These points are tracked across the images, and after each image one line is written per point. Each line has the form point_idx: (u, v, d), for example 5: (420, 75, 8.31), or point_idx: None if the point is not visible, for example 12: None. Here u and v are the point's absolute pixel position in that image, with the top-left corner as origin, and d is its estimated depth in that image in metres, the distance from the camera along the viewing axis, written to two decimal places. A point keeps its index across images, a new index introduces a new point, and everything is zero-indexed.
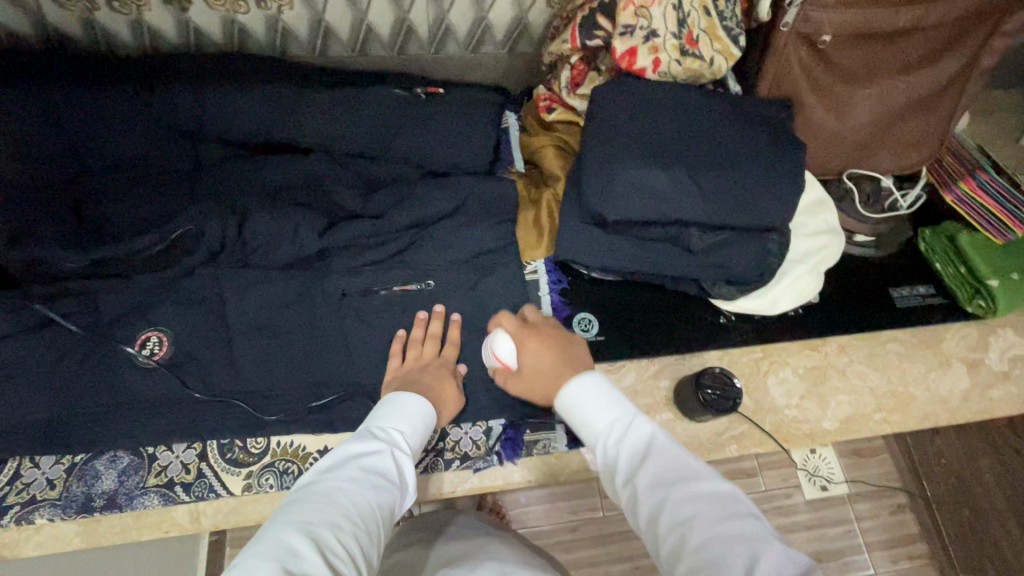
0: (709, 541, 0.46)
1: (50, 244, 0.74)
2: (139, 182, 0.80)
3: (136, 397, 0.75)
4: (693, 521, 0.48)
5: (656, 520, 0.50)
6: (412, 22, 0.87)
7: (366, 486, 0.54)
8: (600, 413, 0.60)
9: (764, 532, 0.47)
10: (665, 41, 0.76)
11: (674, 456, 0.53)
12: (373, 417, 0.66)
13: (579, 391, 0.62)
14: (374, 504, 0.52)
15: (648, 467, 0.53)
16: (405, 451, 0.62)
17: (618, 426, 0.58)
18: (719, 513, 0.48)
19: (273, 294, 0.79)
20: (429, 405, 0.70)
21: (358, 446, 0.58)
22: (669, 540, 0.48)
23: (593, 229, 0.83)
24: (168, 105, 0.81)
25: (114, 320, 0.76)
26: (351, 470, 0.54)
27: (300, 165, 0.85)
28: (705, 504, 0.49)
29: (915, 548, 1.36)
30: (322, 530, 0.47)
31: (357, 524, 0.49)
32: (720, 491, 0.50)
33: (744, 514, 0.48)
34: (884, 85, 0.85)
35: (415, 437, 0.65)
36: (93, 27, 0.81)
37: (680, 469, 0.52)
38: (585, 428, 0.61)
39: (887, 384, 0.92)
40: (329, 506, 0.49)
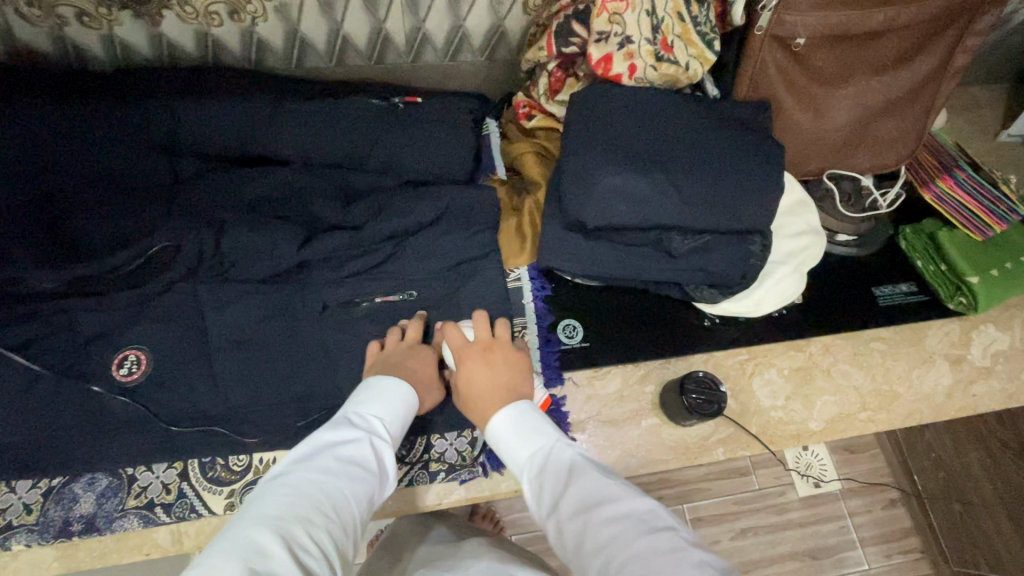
0: (629, 560, 0.47)
1: (24, 263, 0.73)
2: (111, 197, 0.78)
3: (114, 418, 0.73)
4: (614, 541, 0.49)
5: (580, 547, 0.51)
6: (389, 32, 0.87)
7: (339, 476, 0.56)
8: (523, 444, 0.62)
9: (684, 541, 0.49)
10: (640, 47, 0.77)
11: (591, 479, 0.55)
12: (355, 402, 0.67)
13: (504, 423, 0.64)
14: (347, 494, 0.55)
15: (568, 493, 0.54)
16: (382, 437, 0.64)
17: (536, 458, 0.60)
18: (640, 530, 0.49)
19: (254, 310, 0.78)
20: (411, 387, 0.71)
21: (333, 437, 0.60)
22: (593, 564, 0.49)
23: (574, 235, 0.82)
24: (142, 120, 0.80)
25: (89, 339, 0.74)
26: (324, 461, 0.57)
27: (277, 178, 0.84)
28: (625, 523, 0.50)
29: (907, 542, 1.40)
30: (292, 524, 0.50)
31: (327, 516, 0.52)
32: (640, 508, 0.52)
33: (662, 527, 0.50)
34: (860, 85, 0.86)
35: (394, 420, 0.67)
36: (64, 42, 0.80)
37: (597, 489, 0.54)
38: (510, 462, 0.63)
39: (872, 383, 0.92)
40: (299, 501, 0.52)
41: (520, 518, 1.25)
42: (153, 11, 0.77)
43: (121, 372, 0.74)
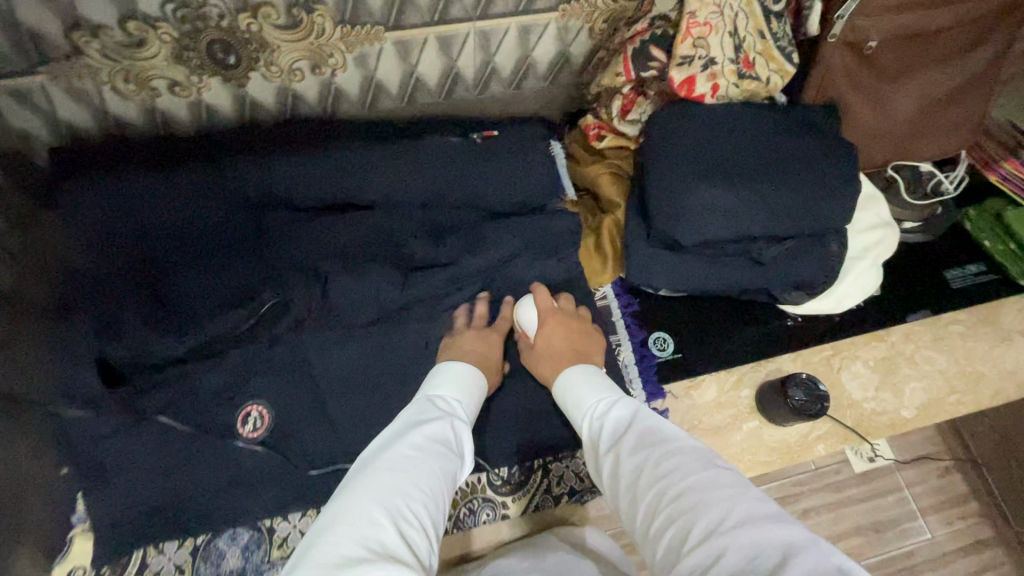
0: (684, 491, 0.52)
1: (137, 334, 0.73)
2: (212, 257, 0.80)
3: (248, 472, 0.76)
4: (671, 475, 0.53)
5: (637, 477, 0.56)
6: (460, 68, 0.88)
7: (428, 455, 0.62)
8: (586, 393, 0.67)
9: (745, 482, 0.52)
10: (723, 67, 0.78)
11: (654, 426, 0.59)
12: (430, 384, 0.72)
13: (570, 379, 0.70)
14: (435, 471, 0.60)
15: (632, 432, 0.59)
16: (462, 419, 0.69)
17: (606, 405, 0.65)
18: (697, 466, 0.54)
19: (365, 353, 0.82)
20: (481, 375, 0.75)
21: (419, 416, 0.66)
22: (648, 495, 0.54)
23: (665, 252, 0.84)
24: (237, 180, 0.82)
25: (214, 400, 0.77)
26: (413, 440, 0.62)
27: (367, 222, 0.84)
28: (684, 460, 0.54)
29: (966, 506, 1.44)
30: (395, 499, 0.55)
31: (424, 495, 0.58)
32: (698, 450, 0.56)
33: (721, 469, 0.53)
34: (924, 79, 0.87)
35: (469, 402, 0.72)
36: (153, 112, 0.81)
37: (659, 432, 0.58)
38: (575, 408, 0.68)
39: (956, 365, 0.94)
40: (399, 476, 0.58)
41: None
42: (239, 74, 0.78)
43: (247, 428, 0.77)
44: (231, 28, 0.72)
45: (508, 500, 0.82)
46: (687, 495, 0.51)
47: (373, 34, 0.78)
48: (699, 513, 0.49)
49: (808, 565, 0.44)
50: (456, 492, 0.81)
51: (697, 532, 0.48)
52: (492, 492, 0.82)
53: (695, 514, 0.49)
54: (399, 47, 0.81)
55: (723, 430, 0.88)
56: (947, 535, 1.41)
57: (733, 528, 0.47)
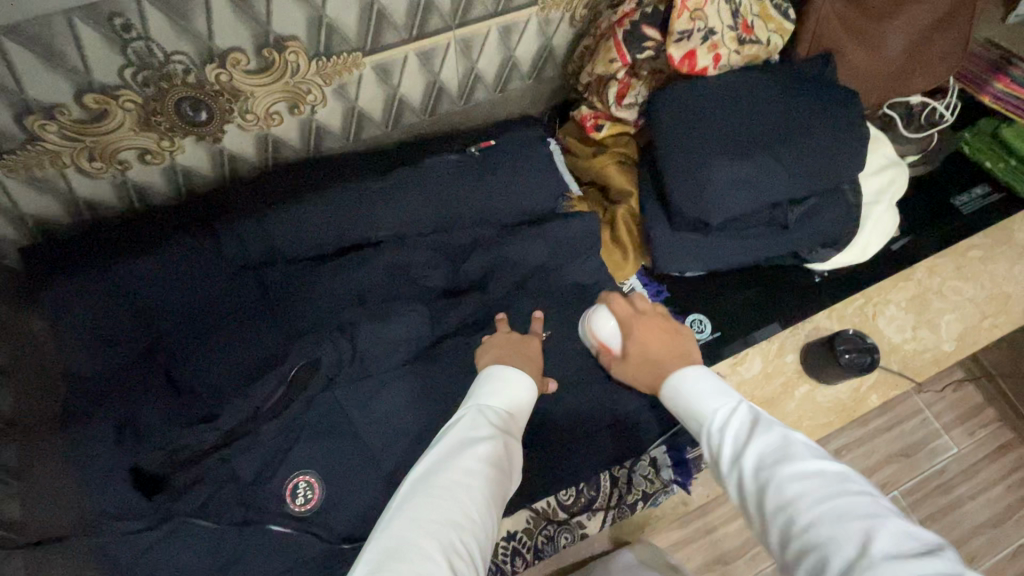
0: (818, 522, 0.49)
1: (161, 429, 0.68)
2: (220, 328, 0.75)
3: (308, 549, 0.71)
4: (799, 500, 0.51)
5: (762, 502, 0.53)
6: (443, 81, 0.83)
7: (478, 480, 0.58)
8: (704, 397, 0.64)
9: (882, 508, 0.50)
10: (723, 36, 0.76)
11: (780, 441, 0.56)
12: (480, 390, 0.67)
13: (684, 384, 0.66)
14: (485, 498, 0.58)
15: (754, 451, 0.56)
16: (514, 435, 0.65)
17: (722, 413, 0.62)
18: (833, 488, 0.51)
19: (405, 396, 0.77)
20: (531, 379, 0.70)
21: (471, 434, 0.62)
22: (776, 520, 0.51)
23: (690, 234, 0.82)
24: (237, 242, 0.78)
25: (256, 481, 0.71)
26: (465, 462, 0.58)
27: (378, 261, 0.80)
28: (814, 483, 0.52)
29: (986, 416, 1.48)
30: (449, 533, 0.54)
31: (472, 523, 0.55)
32: (833, 472, 0.53)
33: (857, 491, 0.51)
34: (909, 13, 0.88)
35: (520, 413, 0.67)
36: (125, 186, 0.74)
37: (786, 448, 0.55)
38: (686, 414, 0.65)
39: (983, 291, 0.95)
40: (448, 503, 0.55)
41: None
42: (214, 130, 0.72)
43: (297, 502, 0.72)
44: (199, 82, 0.66)
45: (584, 517, 0.81)
46: (815, 527, 0.49)
47: (352, 62, 0.73)
48: (837, 546, 0.47)
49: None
50: (530, 520, 0.79)
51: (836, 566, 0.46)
52: (565, 514, 0.80)
53: (829, 546, 0.47)
54: (379, 71, 0.76)
55: (778, 400, 0.86)
56: (975, 448, 1.45)
57: (878, 559, 0.45)
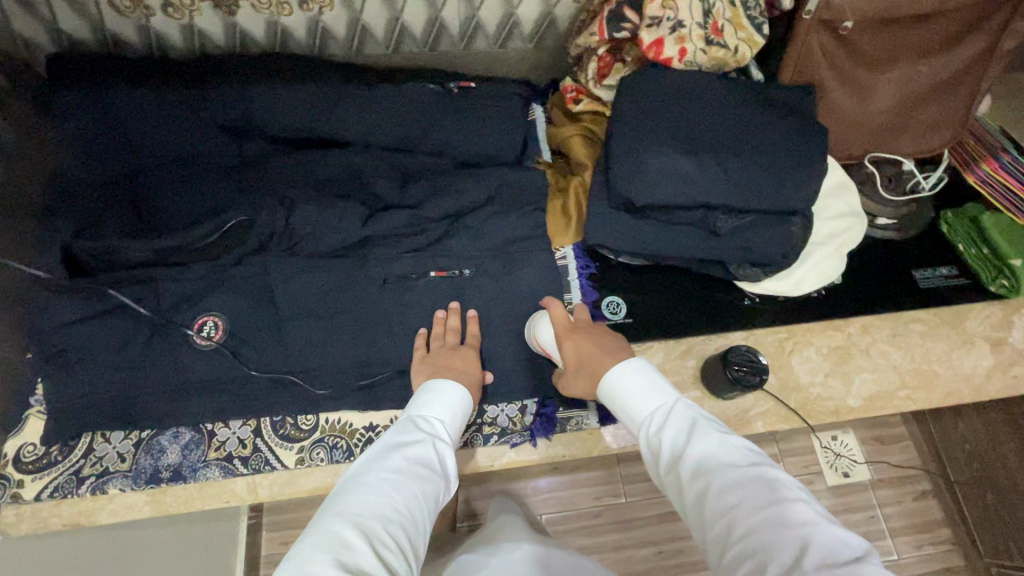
0: (753, 528, 0.50)
1: (114, 235, 0.79)
2: (190, 174, 0.85)
3: (194, 377, 0.80)
4: (737, 508, 0.52)
5: (701, 506, 0.54)
6: (445, 19, 0.91)
7: (411, 477, 0.59)
8: (644, 399, 0.65)
9: (815, 512, 0.51)
10: (691, 31, 0.81)
11: (715, 446, 0.57)
12: (414, 405, 0.71)
13: (621, 381, 0.67)
14: (417, 494, 0.58)
15: (690, 456, 0.57)
16: (445, 440, 0.67)
17: (659, 416, 0.63)
18: (764, 496, 0.52)
19: (322, 280, 0.84)
20: (468, 393, 0.75)
21: (403, 438, 0.64)
22: (715, 525, 0.52)
23: (621, 214, 0.86)
24: (218, 102, 0.87)
25: (172, 307, 0.81)
26: (396, 461, 0.60)
27: (340, 159, 0.89)
28: (747, 491, 0.53)
29: None
30: (370, 521, 0.53)
31: (402, 515, 0.55)
32: (764, 476, 0.54)
33: (790, 496, 0.52)
34: (903, 69, 0.88)
35: (453, 425, 0.70)
36: (148, 31, 0.86)
37: (719, 455, 0.57)
38: (630, 414, 0.66)
39: (911, 363, 0.94)
40: (377, 497, 0.56)
41: (558, 497, 1.26)
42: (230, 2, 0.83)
43: (201, 336, 0.81)
44: None
45: None
46: (754, 533, 0.50)
47: None
48: (772, 553, 0.48)
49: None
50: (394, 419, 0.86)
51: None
52: None
53: (767, 554, 0.48)
54: None
55: None
56: None
57: (808, 569, 0.46)
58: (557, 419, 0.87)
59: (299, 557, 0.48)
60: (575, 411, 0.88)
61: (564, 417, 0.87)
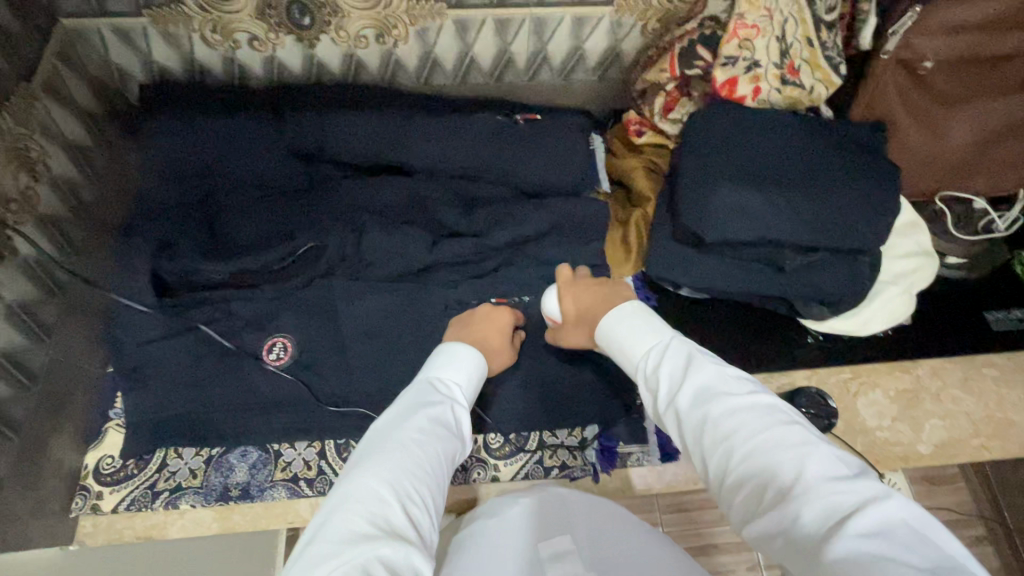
0: (749, 450, 0.49)
1: (193, 256, 0.81)
2: (264, 197, 0.87)
3: (263, 397, 0.82)
4: (734, 432, 0.51)
5: (698, 436, 0.54)
6: (513, 52, 0.93)
7: (434, 436, 0.59)
8: (644, 345, 0.65)
9: (812, 434, 0.50)
10: (767, 71, 0.81)
11: (715, 378, 0.56)
12: (430, 365, 0.70)
13: (622, 331, 0.69)
14: (439, 453, 0.58)
15: (688, 389, 0.56)
16: (461, 403, 0.67)
17: (660, 360, 0.62)
18: (763, 420, 0.51)
19: (388, 304, 0.85)
20: (482, 357, 0.74)
21: (422, 397, 0.64)
22: (713, 451, 0.52)
23: (687, 248, 0.85)
24: (296, 130, 0.89)
25: (244, 327, 0.83)
26: (418, 421, 0.60)
27: (405, 186, 0.90)
28: (747, 417, 0.52)
29: None
30: (400, 479, 0.53)
31: (427, 470, 0.56)
32: (760, 404, 0.53)
33: (786, 420, 0.51)
34: (981, 108, 0.85)
35: (470, 388, 0.70)
36: (231, 63, 0.90)
37: (716, 386, 0.56)
38: (631, 361, 0.66)
39: (985, 410, 0.90)
40: (404, 455, 0.55)
41: None
42: (312, 36, 0.87)
43: (271, 356, 0.83)
44: None
45: (501, 464, 0.86)
46: (750, 453, 0.49)
47: (436, 10, 0.85)
48: (769, 471, 0.48)
49: (883, 516, 0.41)
50: None
51: (767, 488, 0.47)
52: (486, 453, 0.86)
53: (764, 471, 0.48)
54: (457, 26, 0.88)
55: None
56: None
57: (803, 480, 0.46)
58: (618, 453, 0.87)
59: (333, 515, 0.49)
60: (636, 446, 0.87)
61: (624, 452, 0.87)
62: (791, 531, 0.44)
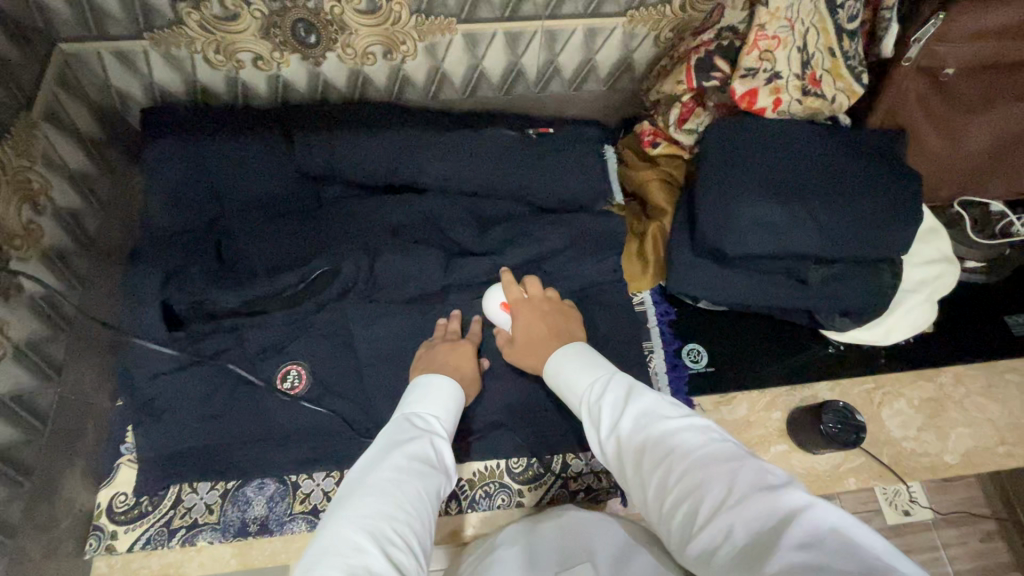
0: (689, 470, 0.49)
1: (203, 285, 0.79)
2: (272, 220, 0.85)
3: (279, 428, 0.80)
4: (675, 454, 0.51)
5: (642, 463, 0.53)
6: (523, 65, 0.91)
7: (412, 474, 0.57)
8: (586, 377, 0.66)
9: (740, 450, 0.50)
10: (788, 82, 0.79)
11: (652, 402, 0.57)
12: (405, 403, 0.69)
13: (564, 362, 0.69)
14: (417, 490, 0.56)
15: (628, 416, 0.57)
16: (442, 435, 0.65)
17: (598, 387, 0.63)
18: (699, 443, 0.52)
19: (405, 327, 0.83)
20: (461, 391, 0.73)
21: (398, 434, 0.62)
22: (654, 476, 0.51)
23: (709, 262, 0.84)
24: (306, 151, 0.87)
25: (257, 355, 0.81)
26: (396, 460, 0.58)
27: (417, 207, 0.88)
28: (680, 440, 0.52)
29: None
30: (381, 524, 0.51)
31: (409, 514, 0.53)
32: (695, 425, 0.54)
33: (719, 440, 0.52)
34: (1005, 113, 0.83)
35: (446, 421, 0.68)
36: (235, 83, 0.88)
37: (657, 410, 0.56)
38: (575, 396, 0.66)
39: (1009, 417, 0.89)
40: (382, 498, 0.54)
41: None
42: (318, 54, 0.85)
43: (285, 385, 0.81)
44: (316, 10, 0.79)
45: (526, 490, 0.84)
46: (689, 473, 0.49)
47: (446, 25, 0.83)
48: (704, 489, 0.47)
49: (809, 522, 0.41)
50: (473, 475, 0.84)
51: (704, 508, 0.46)
52: (510, 478, 0.84)
53: (701, 490, 0.47)
54: (467, 40, 0.86)
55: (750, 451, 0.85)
56: None
57: (735, 496, 0.45)
58: None
59: (308, 565, 0.48)
60: None
61: None
62: (730, 550, 0.43)
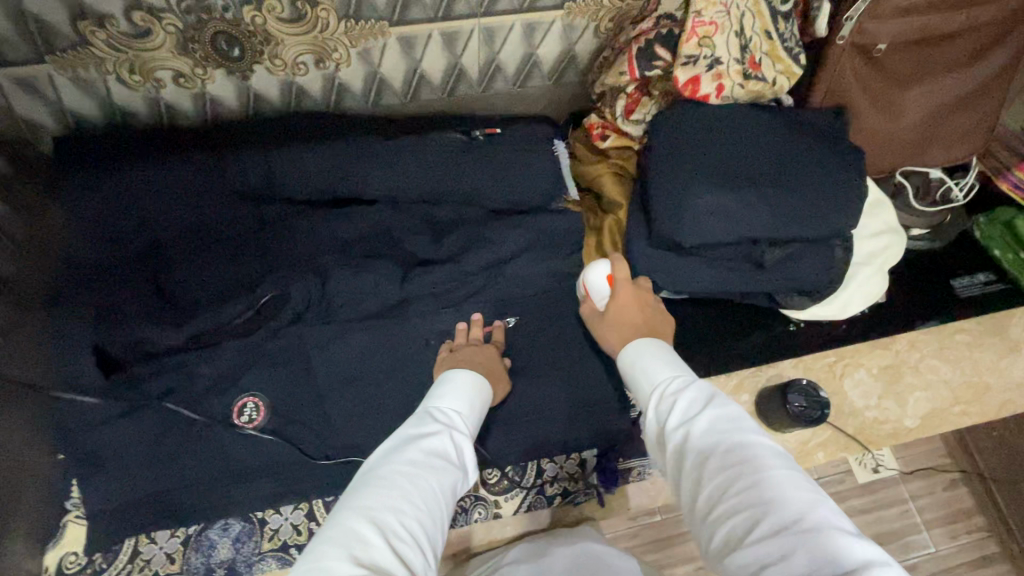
0: (754, 486, 0.48)
1: (144, 324, 0.74)
2: (213, 246, 0.80)
3: (238, 465, 0.76)
4: (742, 466, 0.49)
5: (701, 464, 0.51)
6: (464, 65, 0.88)
7: (427, 468, 0.55)
8: (661, 366, 0.63)
9: (816, 485, 0.49)
10: (728, 67, 0.79)
11: (733, 412, 0.55)
12: (431, 397, 0.67)
13: (644, 349, 0.66)
14: (434, 487, 0.54)
15: (706, 416, 0.54)
16: (462, 432, 0.63)
17: (677, 382, 0.60)
18: (771, 463, 0.50)
19: (364, 347, 0.80)
20: (482, 381, 0.71)
21: (417, 430, 0.60)
22: (714, 482, 0.50)
23: (666, 253, 0.83)
24: (240, 170, 0.82)
25: (207, 392, 0.77)
26: (410, 453, 0.56)
27: (370, 217, 0.84)
28: (758, 455, 0.50)
29: None
30: (386, 514, 0.49)
31: (420, 507, 0.51)
32: (771, 446, 0.52)
33: (793, 468, 0.50)
34: (935, 84, 0.86)
35: (469, 416, 0.66)
36: (158, 103, 0.82)
37: (733, 420, 0.54)
38: (642, 380, 0.63)
39: (961, 376, 0.92)
40: (392, 489, 0.52)
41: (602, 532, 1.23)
42: (244, 67, 0.80)
43: (241, 419, 0.77)
44: (235, 20, 0.74)
45: (502, 499, 0.84)
46: (754, 490, 0.47)
47: (378, 29, 0.79)
48: (768, 510, 0.46)
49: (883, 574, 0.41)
50: None
51: (761, 528, 0.45)
52: (485, 490, 0.83)
53: (763, 511, 0.46)
54: (402, 43, 0.82)
55: None
56: None
57: (801, 529, 0.44)
58: (618, 471, 0.85)
59: (313, 554, 0.45)
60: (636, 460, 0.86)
61: (625, 467, 0.86)
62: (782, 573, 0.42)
